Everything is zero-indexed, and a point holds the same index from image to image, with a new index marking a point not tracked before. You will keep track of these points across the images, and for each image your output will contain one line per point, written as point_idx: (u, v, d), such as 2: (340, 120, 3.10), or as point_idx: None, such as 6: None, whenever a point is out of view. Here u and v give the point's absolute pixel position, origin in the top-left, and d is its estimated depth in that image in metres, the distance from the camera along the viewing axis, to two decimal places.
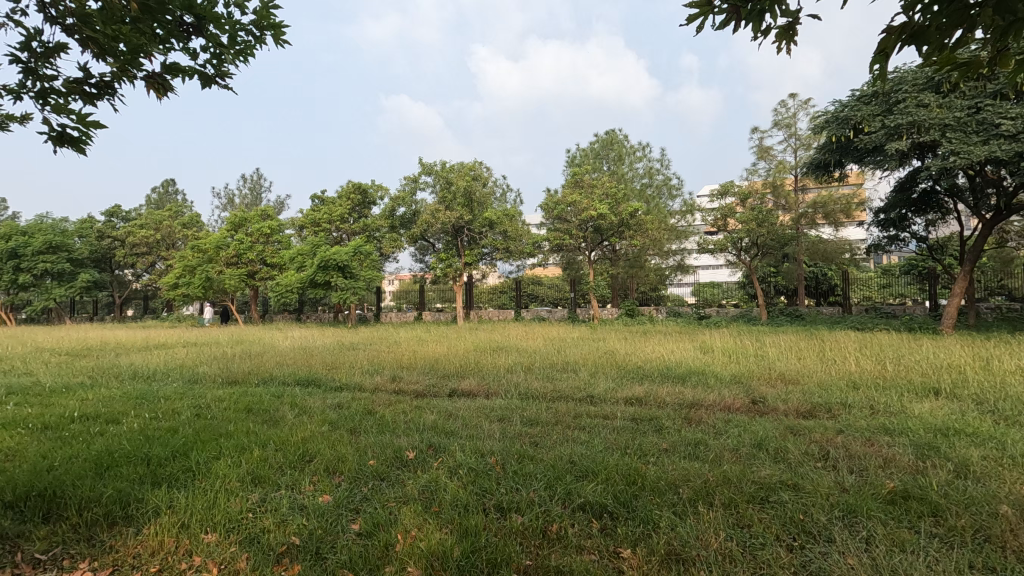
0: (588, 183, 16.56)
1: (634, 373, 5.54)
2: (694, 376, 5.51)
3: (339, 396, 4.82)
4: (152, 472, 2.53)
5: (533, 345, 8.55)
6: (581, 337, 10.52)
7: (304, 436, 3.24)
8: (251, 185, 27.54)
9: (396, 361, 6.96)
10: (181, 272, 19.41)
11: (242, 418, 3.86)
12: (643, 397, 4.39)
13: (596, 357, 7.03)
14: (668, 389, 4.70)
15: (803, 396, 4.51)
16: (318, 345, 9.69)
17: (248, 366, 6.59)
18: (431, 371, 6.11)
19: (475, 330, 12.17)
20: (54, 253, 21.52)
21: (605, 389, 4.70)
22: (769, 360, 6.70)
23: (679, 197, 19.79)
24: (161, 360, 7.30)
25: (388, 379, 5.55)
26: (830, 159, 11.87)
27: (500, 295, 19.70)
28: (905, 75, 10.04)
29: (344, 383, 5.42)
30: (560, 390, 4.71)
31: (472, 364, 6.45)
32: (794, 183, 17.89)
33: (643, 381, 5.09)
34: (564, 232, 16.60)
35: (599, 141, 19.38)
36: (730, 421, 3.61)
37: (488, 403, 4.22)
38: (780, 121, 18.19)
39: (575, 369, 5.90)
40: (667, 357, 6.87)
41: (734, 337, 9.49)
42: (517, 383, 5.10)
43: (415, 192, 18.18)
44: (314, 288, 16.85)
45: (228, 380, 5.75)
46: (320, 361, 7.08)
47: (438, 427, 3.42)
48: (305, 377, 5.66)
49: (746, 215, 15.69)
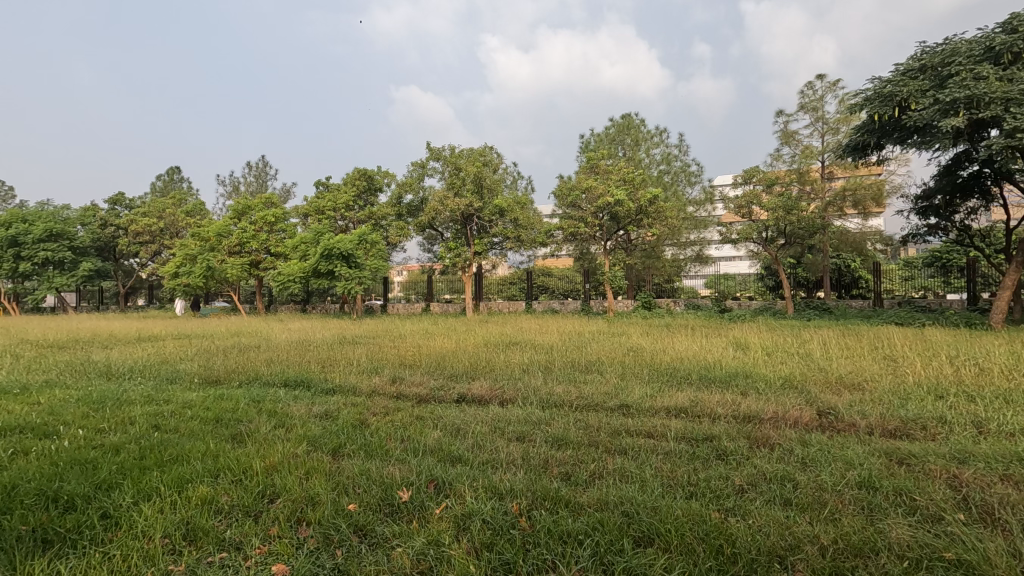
0: (604, 169, 15.73)
1: (670, 376, 4.81)
2: (740, 379, 4.77)
3: (328, 401, 4.13)
4: (47, 524, 1.86)
5: (549, 341, 7.84)
6: (600, 332, 9.77)
7: (272, 461, 2.55)
8: (256, 173, 26.99)
9: (398, 358, 6.28)
10: (183, 261, 18.83)
11: (206, 433, 3.18)
12: (689, 408, 3.67)
13: (620, 355, 6.30)
14: (718, 398, 3.95)
15: (881, 406, 3.76)
16: (317, 338, 9.02)
17: (234, 362, 5.93)
18: (437, 370, 5.43)
19: (485, 323, 11.53)
20: (54, 241, 21.04)
21: (641, 397, 3.97)
22: (817, 359, 5.94)
23: (698, 184, 18.87)
24: (144, 355, 6.69)
25: (386, 380, 4.89)
26: (869, 141, 11.00)
27: (510, 286, 19.03)
28: (958, 47, 9.26)
29: (337, 386, 4.73)
30: (588, 397, 4.00)
31: (482, 363, 5.76)
32: (820, 173, 17.10)
33: (685, 387, 4.37)
34: (578, 219, 15.81)
35: (615, 125, 18.54)
36: (810, 443, 2.87)
37: (504, 415, 3.50)
38: (806, 105, 17.25)
39: (600, 371, 5.18)
40: (701, 356, 6.13)
41: (768, 333, 8.73)
42: (535, 386, 4.40)
43: (422, 178, 17.47)
44: (318, 278, 16.22)
45: (208, 381, 5.09)
46: (315, 357, 6.42)
47: (442, 450, 2.71)
48: (292, 377, 5.00)
49: (772, 201, 14.69)
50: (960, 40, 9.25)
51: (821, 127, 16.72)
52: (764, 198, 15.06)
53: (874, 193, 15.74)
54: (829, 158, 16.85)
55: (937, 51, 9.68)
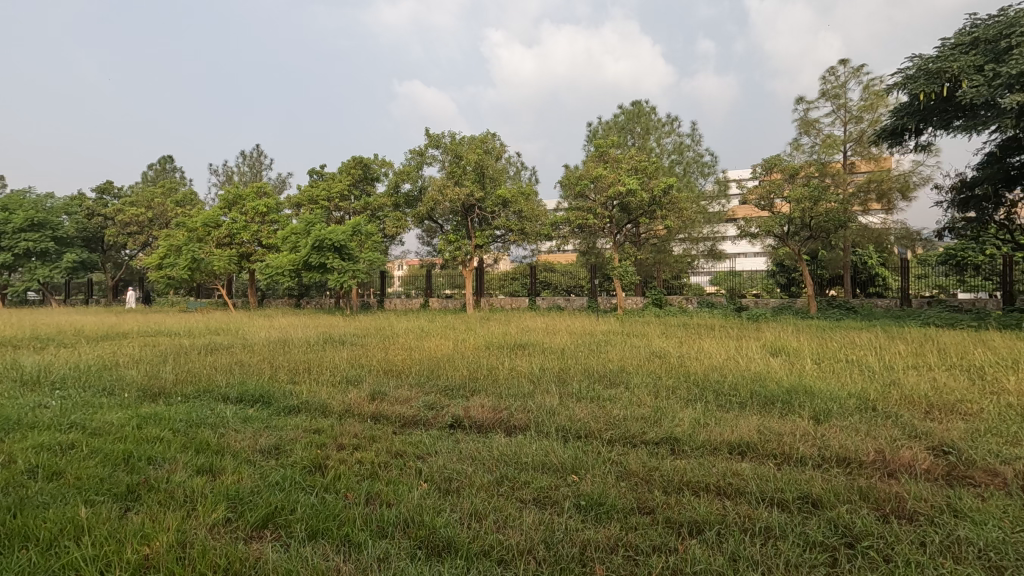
0: (614, 158, 14.76)
1: (715, 395, 3.91)
2: (803, 399, 3.86)
3: (284, 428, 3.21)
4: None
5: (560, 343, 6.92)
6: (613, 332, 8.86)
7: (153, 549, 1.64)
8: (249, 163, 26.01)
9: (385, 364, 5.36)
10: (168, 252, 17.88)
11: (92, 485, 2.27)
12: (762, 445, 2.76)
13: (642, 362, 5.40)
14: (791, 428, 3.03)
15: (1011, 443, 2.85)
16: (300, 337, 8.10)
17: (190, 368, 5.00)
18: (428, 382, 4.52)
19: (487, 321, 10.62)
20: (36, 231, 20.13)
21: (692, 425, 3.05)
22: (877, 368, 5.04)
23: (712, 175, 17.87)
24: (92, 358, 5.77)
25: (364, 395, 3.97)
26: (909, 125, 10.08)
27: (513, 282, 18.13)
28: (1017, 18, 8.35)
29: (302, 404, 3.81)
30: (619, 425, 3.09)
31: (482, 371, 4.84)
32: (842, 165, 16.16)
33: (741, 411, 3.46)
34: (586, 211, 14.71)
35: (625, 113, 17.55)
36: (967, 514, 1.97)
37: (515, 455, 2.60)
38: (828, 91, 16.21)
39: (626, 386, 4.27)
40: (739, 364, 5.23)
41: (800, 335, 7.86)
42: (549, 407, 3.48)
43: (421, 166, 16.50)
44: (308, 271, 15.25)
45: (148, 394, 4.15)
46: (289, 361, 5.52)
47: (425, 525, 1.81)
48: (250, 390, 4.07)
49: (798, 191, 13.50)
50: (1019, 11, 8.35)
51: (844, 115, 15.72)
52: (785, 189, 14.07)
53: (900, 186, 14.80)
54: (852, 148, 15.85)
55: (991, 23, 8.80)
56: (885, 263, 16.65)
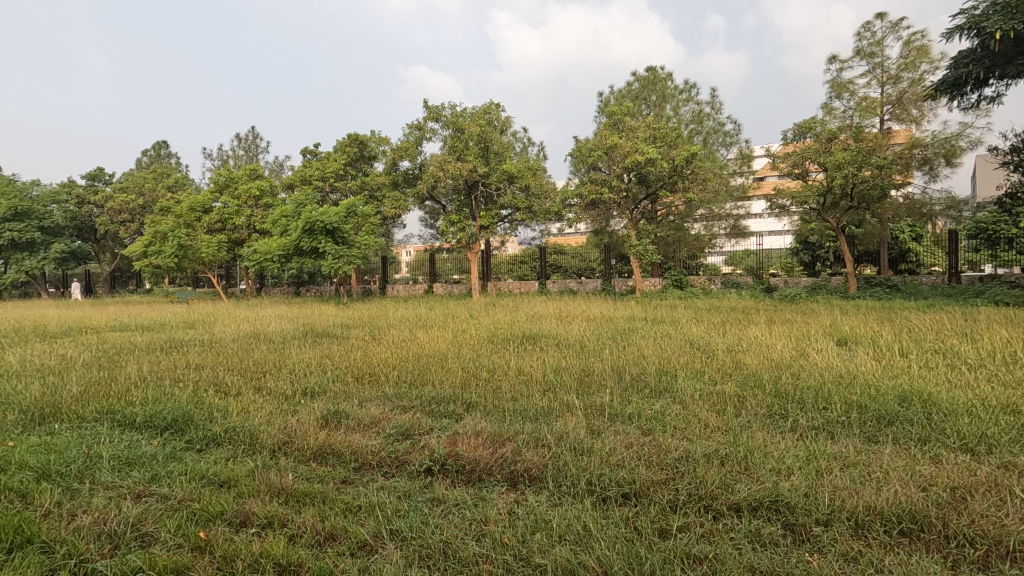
0: (630, 126, 13.47)
1: (803, 412, 2.78)
2: (929, 415, 2.72)
3: (175, 481, 2.13)
4: None
5: (576, 334, 5.80)
6: (634, 318, 7.77)
7: None
8: (245, 146, 24.93)
9: (361, 365, 4.30)
10: (154, 240, 16.75)
11: None
12: (940, 518, 1.63)
13: (683, 357, 4.29)
14: (968, 479, 1.88)
15: None
16: (278, 330, 7.05)
17: (111, 376, 3.91)
18: (406, 392, 3.41)
19: (494, 308, 9.53)
20: (21, 220, 19.16)
21: (800, 473, 1.93)
22: (986, 361, 3.88)
23: (735, 144, 16.45)
24: (9, 362, 4.70)
25: (316, 417, 2.87)
26: (977, 73, 8.73)
27: (521, 265, 17.05)
28: None
29: (227, 432, 2.72)
30: (687, 474, 1.98)
31: (479, 376, 3.72)
32: (879, 130, 14.71)
33: (857, 441, 2.33)
34: (600, 184, 13.44)
35: (639, 80, 16.18)
36: None
37: (525, 552, 1.53)
38: (863, 49, 14.74)
39: (676, 397, 3.14)
40: (805, 359, 4.11)
41: (859, 318, 6.70)
42: (573, 438, 2.37)
43: (421, 142, 15.29)
44: (301, 257, 14.20)
45: (26, 417, 3.06)
46: (245, 363, 4.43)
47: None
48: (162, 412, 2.98)
49: (838, 156, 12.01)
50: None
51: (881, 75, 14.28)
52: (823, 156, 12.51)
53: (945, 151, 13.40)
54: (890, 111, 14.39)
55: None
56: (921, 236, 15.39)
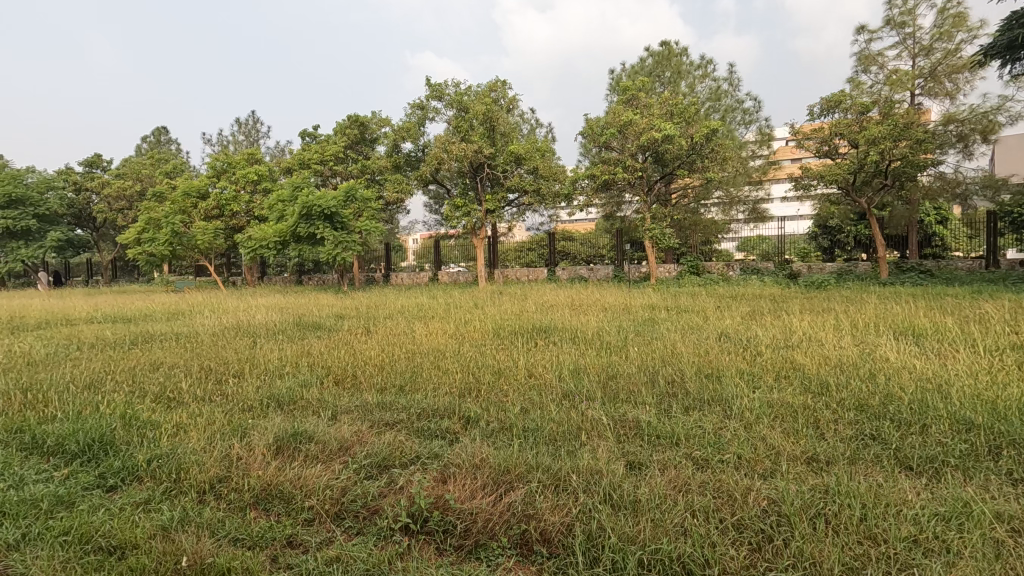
0: (645, 103, 12.64)
1: (905, 435, 2.11)
2: None
3: (41, 551, 1.49)
4: None
5: (592, 326, 5.14)
6: (654, 307, 7.08)
7: None
8: (245, 131, 24.26)
9: (343, 365, 3.65)
10: (148, 227, 16.11)
11: None
12: None
13: (724, 355, 3.60)
14: None
15: None
16: (264, 322, 6.41)
17: (45, 380, 3.29)
18: (391, 403, 2.75)
19: (499, 297, 8.86)
20: (16, 208, 18.63)
21: (966, 555, 1.27)
22: None
23: (755, 123, 15.55)
24: None
25: (270, 440, 2.23)
26: None
27: (529, 252, 16.34)
28: None
29: (150, 463, 2.08)
30: (789, 553, 1.31)
31: (481, 381, 3.07)
32: (910, 105, 13.78)
33: (1006, 487, 1.66)
34: (613, 165, 12.66)
35: (653, 55, 15.29)
36: None
37: None
38: (893, 19, 13.78)
39: (729, 410, 2.48)
40: (871, 357, 3.42)
41: (907, 307, 5.98)
42: (609, 480, 1.70)
43: (423, 122, 14.54)
44: (298, 244, 13.56)
45: None
46: (210, 363, 3.80)
47: None
48: (79, 432, 2.34)
49: (870, 132, 11.14)
50: None
51: (913, 46, 13.34)
52: (853, 132, 11.63)
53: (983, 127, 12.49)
54: (922, 85, 13.45)
55: None
56: (950, 219, 14.53)
